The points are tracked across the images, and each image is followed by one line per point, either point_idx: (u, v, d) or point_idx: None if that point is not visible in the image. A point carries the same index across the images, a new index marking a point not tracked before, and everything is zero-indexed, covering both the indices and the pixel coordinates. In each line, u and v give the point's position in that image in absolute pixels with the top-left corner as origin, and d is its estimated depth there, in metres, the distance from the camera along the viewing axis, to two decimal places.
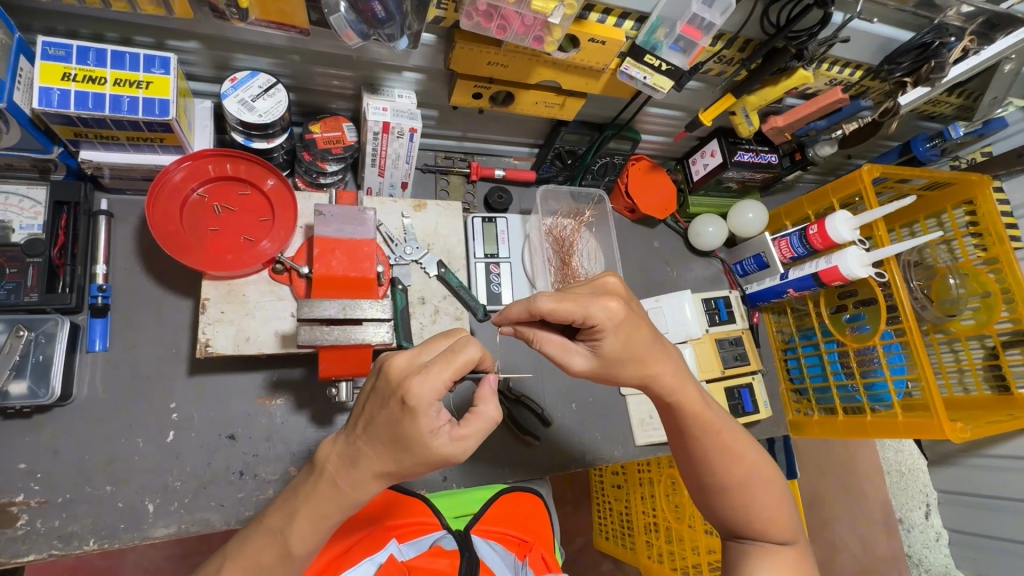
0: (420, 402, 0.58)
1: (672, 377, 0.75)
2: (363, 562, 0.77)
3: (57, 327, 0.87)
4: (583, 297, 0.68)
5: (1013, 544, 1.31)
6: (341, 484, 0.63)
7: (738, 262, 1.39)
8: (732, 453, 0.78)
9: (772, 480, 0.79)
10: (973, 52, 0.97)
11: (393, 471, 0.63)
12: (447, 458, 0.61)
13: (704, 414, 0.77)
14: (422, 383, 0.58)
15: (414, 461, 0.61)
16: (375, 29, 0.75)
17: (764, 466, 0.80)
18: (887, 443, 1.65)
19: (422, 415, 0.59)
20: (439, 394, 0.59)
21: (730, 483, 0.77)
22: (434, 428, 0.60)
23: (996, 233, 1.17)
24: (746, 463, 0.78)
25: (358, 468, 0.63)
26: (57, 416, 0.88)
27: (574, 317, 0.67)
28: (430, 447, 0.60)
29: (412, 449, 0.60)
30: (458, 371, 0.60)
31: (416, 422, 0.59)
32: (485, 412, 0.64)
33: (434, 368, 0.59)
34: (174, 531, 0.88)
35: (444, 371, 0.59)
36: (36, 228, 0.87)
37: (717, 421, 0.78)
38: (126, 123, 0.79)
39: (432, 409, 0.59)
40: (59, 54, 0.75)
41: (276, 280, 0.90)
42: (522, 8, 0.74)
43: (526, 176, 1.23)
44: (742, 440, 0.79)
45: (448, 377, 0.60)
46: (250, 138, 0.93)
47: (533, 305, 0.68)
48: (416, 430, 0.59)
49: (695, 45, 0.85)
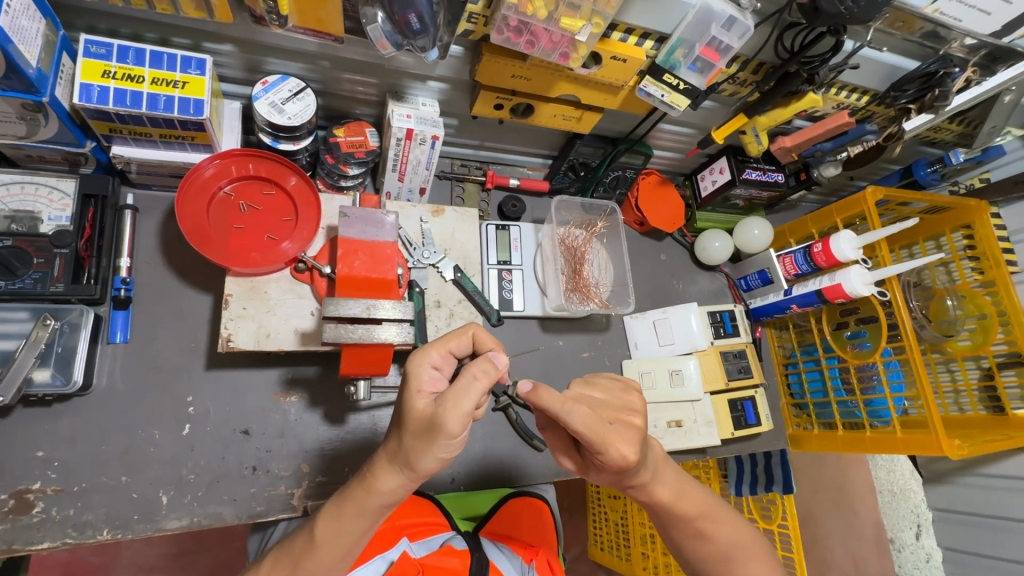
0: (410, 367, 0.68)
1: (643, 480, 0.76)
2: (375, 558, 0.82)
3: (81, 317, 0.88)
4: (607, 432, 0.67)
5: (1002, 562, 1.34)
6: (367, 477, 0.68)
7: (743, 277, 1.43)
8: (703, 533, 0.82)
9: (752, 544, 0.84)
10: (974, 83, 1.01)
11: (400, 452, 0.65)
12: (432, 417, 0.62)
13: (684, 490, 0.82)
14: (416, 353, 0.70)
15: (410, 430, 0.64)
16: (408, 39, 0.78)
17: (741, 536, 0.83)
18: (880, 462, 1.68)
19: (412, 378, 0.67)
20: (426, 360, 0.69)
21: (710, 525, 0.82)
22: (424, 390, 0.66)
23: (994, 257, 1.21)
24: (714, 545, 0.82)
25: (380, 454, 0.68)
26: (77, 405, 0.89)
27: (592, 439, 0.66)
28: (417, 405, 0.64)
29: (405, 414, 0.65)
30: (452, 344, 0.71)
31: (406, 384, 0.67)
32: (473, 374, 0.63)
33: (430, 345, 0.71)
34: (186, 524, 0.89)
35: (436, 346, 0.71)
36: (64, 219, 0.88)
37: (693, 504, 0.81)
38: (161, 121, 0.82)
39: (422, 372, 0.67)
40: (100, 52, 0.77)
41: (298, 278, 0.92)
42: (551, 25, 0.77)
43: (539, 186, 1.26)
44: (714, 522, 0.82)
45: (438, 348, 0.70)
46: (277, 140, 0.95)
47: (564, 416, 0.66)
48: (405, 392, 0.66)
49: (712, 67, 0.89)
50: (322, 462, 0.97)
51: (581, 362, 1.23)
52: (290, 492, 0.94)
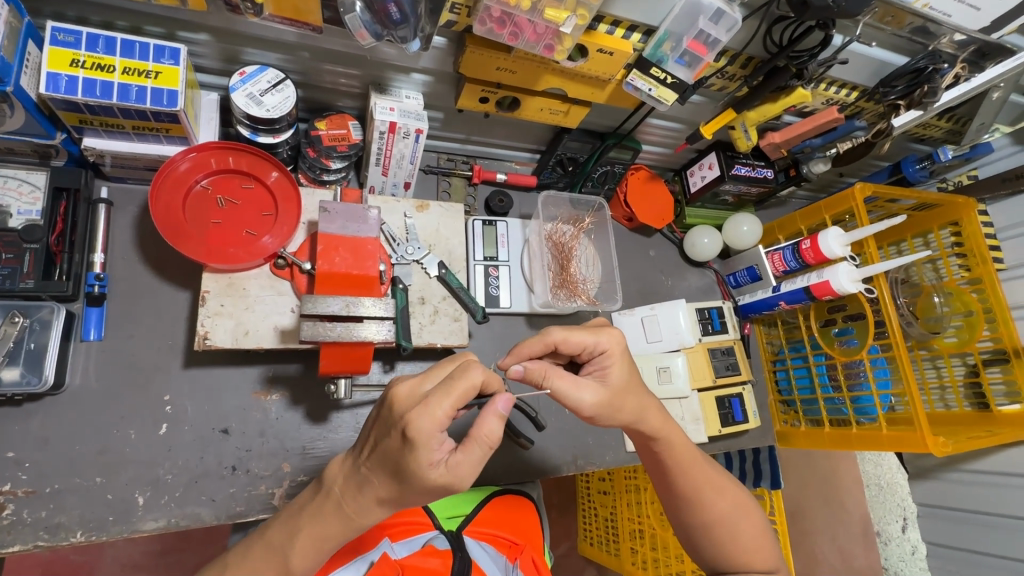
0: (420, 435, 0.59)
1: (654, 415, 0.84)
2: (355, 561, 0.80)
3: (53, 314, 0.86)
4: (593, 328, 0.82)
5: (987, 557, 1.36)
6: (350, 513, 0.66)
7: (731, 274, 1.42)
8: (711, 487, 0.86)
9: (747, 506, 0.88)
10: (964, 79, 1.01)
11: (396, 499, 0.64)
12: (448, 487, 0.62)
13: (687, 448, 0.87)
14: (422, 415, 0.59)
15: (416, 491, 0.62)
16: (389, 30, 0.76)
17: (739, 496, 0.88)
18: (867, 456, 1.65)
19: (422, 448, 0.59)
20: (436, 424, 0.60)
21: (716, 483, 0.87)
22: (435, 459, 0.60)
23: (981, 254, 1.22)
24: (722, 502, 0.86)
25: (364, 492, 0.66)
26: (48, 404, 0.87)
27: (586, 344, 0.80)
28: (431, 477, 0.60)
29: (413, 481, 0.61)
30: (458, 399, 0.62)
31: (416, 455, 0.59)
32: (488, 441, 0.64)
33: (434, 400, 0.60)
34: (163, 525, 0.87)
35: (444, 402, 0.60)
36: (34, 213, 0.86)
37: (696, 457, 0.87)
38: (133, 112, 0.79)
39: (433, 443, 0.60)
40: (68, 40, 0.75)
41: (278, 275, 0.90)
42: (535, 16, 0.76)
43: (527, 181, 1.24)
44: (717, 477, 0.88)
45: (447, 407, 0.61)
46: (256, 132, 0.93)
47: (546, 333, 0.80)
48: (416, 464, 0.59)
49: (700, 60, 0.88)
50: (303, 461, 0.95)
51: None
52: (271, 492, 0.93)
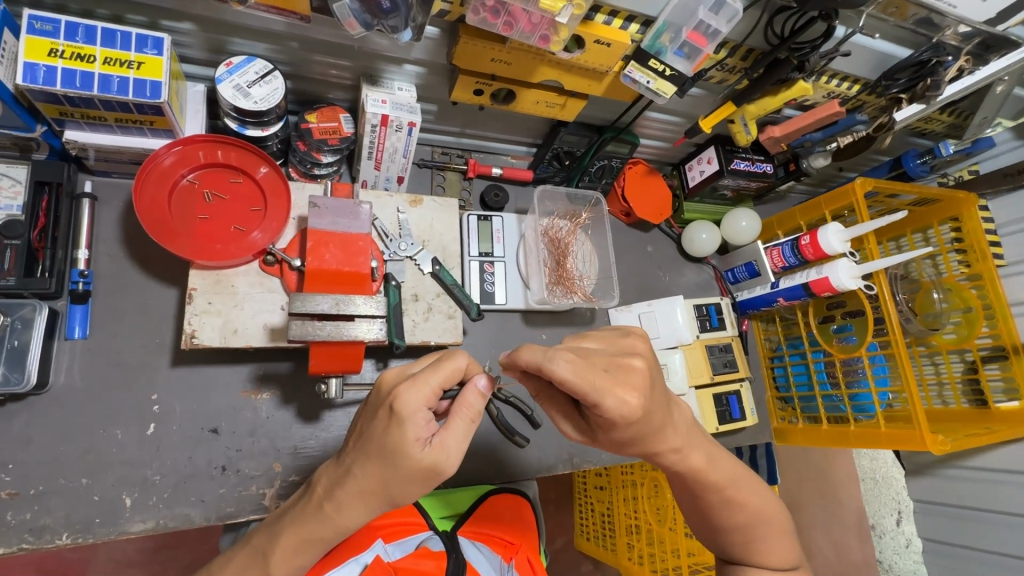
0: (407, 408, 0.60)
1: (674, 436, 0.73)
2: (348, 561, 0.78)
3: (35, 312, 0.84)
4: (603, 382, 0.62)
5: (985, 554, 1.35)
6: (329, 515, 0.64)
7: (730, 270, 1.40)
8: (730, 503, 0.80)
9: (773, 517, 0.83)
10: (968, 72, 0.99)
11: (379, 491, 0.62)
12: (435, 467, 0.61)
13: (712, 474, 0.78)
14: (410, 389, 0.61)
15: (402, 475, 0.61)
16: (379, 19, 0.74)
17: (768, 509, 0.83)
18: (862, 450, 1.64)
19: (409, 422, 0.60)
20: (424, 400, 0.61)
21: (743, 490, 0.81)
22: (421, 436, 0.60)
23: (981, 250, 1.20)
24: (750, 511, 0.81)
25: (345, 489, 0.63)
26: (32, 404, 0.85)
27: (584, 396, 0.62)
28: (415, 454, 0.60)
29: (399, 461, 0.60)
30: (444, 378, 0.63)
31: (402, 429, 0.59)
32: (472, 415, 0.63)
33: (421, 376, 0.62)
34: (151, 526, 0.86)
35: (431, 378, 0.62)
36: (15, 208, 0.83)
37: (723, 480, 0.79)
38: (115, 104, 0.77)
39: (419, 417, 0.60)
40: (47, 29, 0.72)
41: (267, 272, 0.87)
42: (530, 6, 0.73)
43: (524, 176, 1.22)
44: (748, 486, 0.82)
45: (434, 384, 0.62)
46: (244, 125, 0.90)
47: (546, 365, 0.61)
48: (402, 439, 0.59)
49: (700, 52, 0.85)
50: (294, 460, 0.94)
51: None
52: (262, 492, 0.91)
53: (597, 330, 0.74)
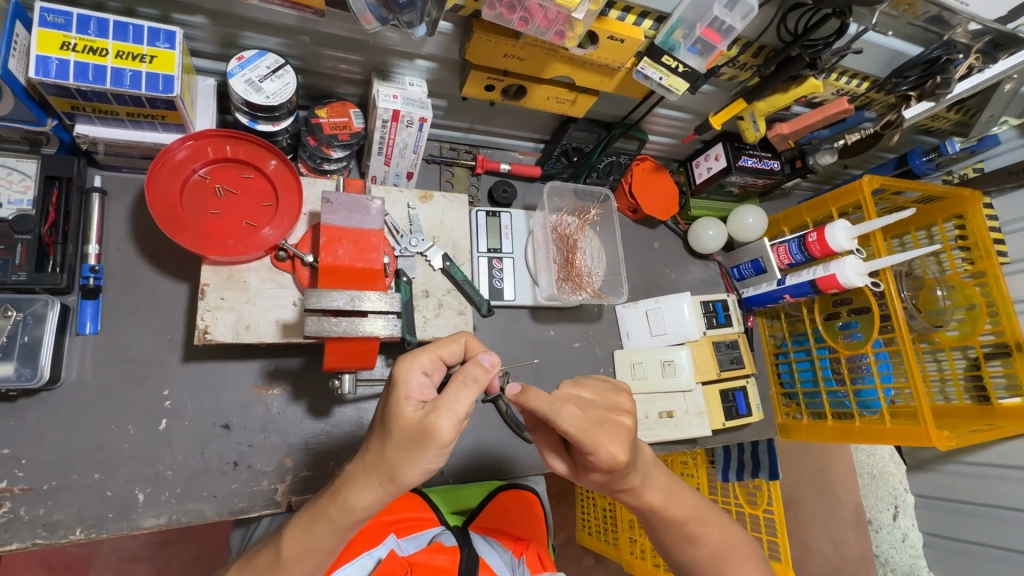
0: (399, 371, 0.63)
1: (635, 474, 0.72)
2: (362, 555, 0.80)
3: (47, 308, 0.83)
4: (594, 437, 0.63)
5: (986, 549, 1.36)
6: (336, 509, 0.63)
7: (736, 266, 1.41)
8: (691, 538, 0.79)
9: (743, 548, 0.81)
10: (977, 70, 0.99)
11: (380, 465, 0.62)
12: (425, 428, 0.59)
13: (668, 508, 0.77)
14: (405, 357, 0.65)
15: (398, 438, 0.60)
16: (394, 14, 0.73)
17: (730, 538, 0.81)
18: (862, 447, 1.72)
19: (400, 384, 0.62)
20: (415, 366, 0.64)
21: (707, 514, 0.80)
22: (412, 397, 0.62)
23: (985, 248, 1.21)
24: (703, 548, 0.79)
25: (358, 465, 0.64)
26: (45, 400, 0.85)
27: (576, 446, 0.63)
28: (407, 412, 0.61)
29: (393, 422, 0.61)
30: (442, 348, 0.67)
31: (393, 389, 0.62)
32: (470, 382, 0.61)
33: (418, 349, 0.67)
34: (164, 522, 0.86)
35: (425, 351, 0.67)
36: (25, 203, 0.82)
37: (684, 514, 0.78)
38: (127, 98, 0.76)
39: (411, 377, 0.63)
40: (59, 22, 0.71)
41: (279, 267, 0.87)
42: (547, 2, 0.73)
43: (531, 171, 1.22)
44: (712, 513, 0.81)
45: (427, 355, 0.66)
46: (255, 119, 0.90)
47: (551, 415, 0.64)
48: (393, 398, 0.61)
49: (713, 49, 0.85)
50: (306, 456, 0.94)
51: (573, 351, 1.21)
52: (273, 487, 0.91)
53: (593, 379, 0.75)
